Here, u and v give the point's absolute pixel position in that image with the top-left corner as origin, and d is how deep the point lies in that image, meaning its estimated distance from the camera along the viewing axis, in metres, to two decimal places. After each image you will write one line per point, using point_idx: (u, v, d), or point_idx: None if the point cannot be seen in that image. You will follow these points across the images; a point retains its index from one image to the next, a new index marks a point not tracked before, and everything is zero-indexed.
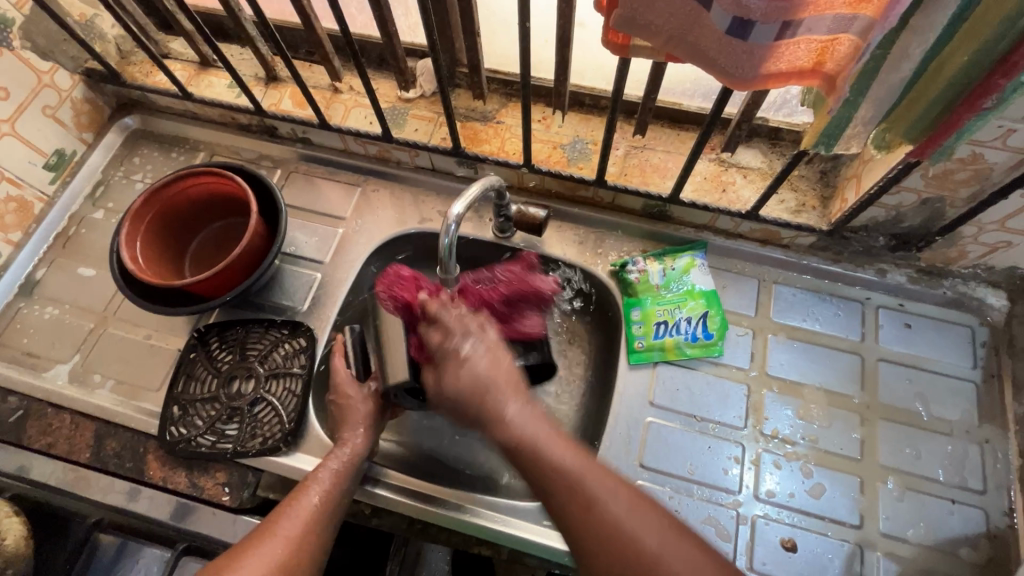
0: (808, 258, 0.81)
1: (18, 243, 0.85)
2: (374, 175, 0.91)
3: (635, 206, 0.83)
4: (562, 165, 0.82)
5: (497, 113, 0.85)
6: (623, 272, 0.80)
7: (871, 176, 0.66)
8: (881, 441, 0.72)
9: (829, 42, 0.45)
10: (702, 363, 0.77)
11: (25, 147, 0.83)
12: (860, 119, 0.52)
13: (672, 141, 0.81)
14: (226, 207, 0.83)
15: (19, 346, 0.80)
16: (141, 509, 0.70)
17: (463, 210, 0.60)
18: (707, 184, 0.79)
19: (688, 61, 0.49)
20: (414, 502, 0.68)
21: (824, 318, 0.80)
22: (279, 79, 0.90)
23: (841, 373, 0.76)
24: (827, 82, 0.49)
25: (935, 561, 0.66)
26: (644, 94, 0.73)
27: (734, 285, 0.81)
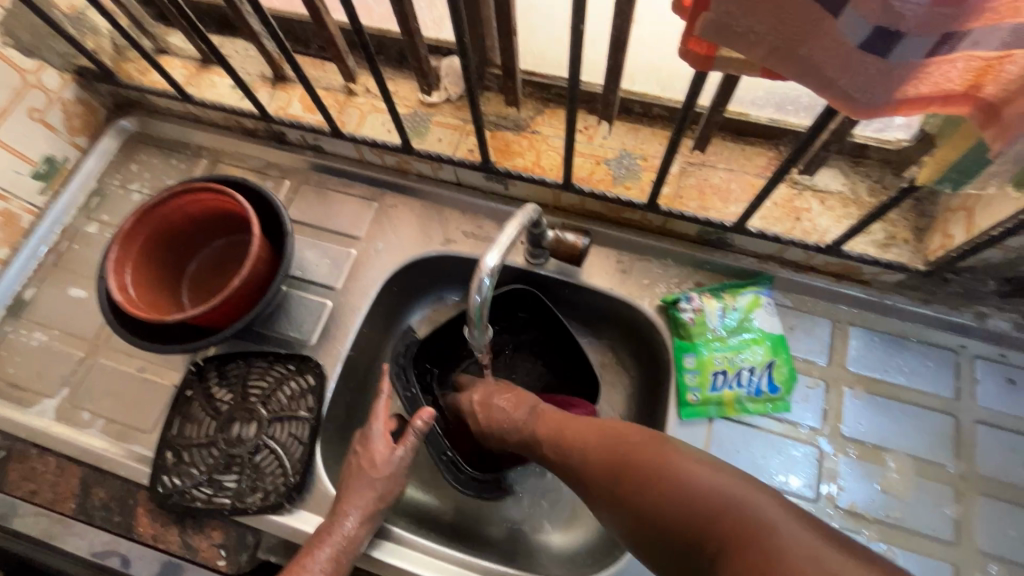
0: (892, 298, 0.70)
1: (5, 260, 0.78)
2: (391, 188, 0.82)
3: (689, 233, 0.72)
4: (606, 185, 0.71)
5: (531, 121, 0.75)
6: (675, 310, 0.69)
7: (991, 212, 0.55)
8: (980, 522, 0.61)
9: (996, 61, 0.34)
10: (766, 420, 0.67)
11: (9, 155, 0.75)
12: (1010, 154, 0.41)
13: (736, 157, 0.70)
14: (228, 225, 0.75)
15: (4, 375, 0.74)
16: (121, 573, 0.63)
17: (498, 259, 0.51)
18: (777, 210, 0.67)
19: (793, 81, 0.38)
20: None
21: (910, 370, 0.68)
22: (288, 78, 0.81)
23: (929, 439, 0.65)
24: (984, 112, 0.37)
25: None
26: (709, 106, 0.62)
27: (805, 326, 0.70)
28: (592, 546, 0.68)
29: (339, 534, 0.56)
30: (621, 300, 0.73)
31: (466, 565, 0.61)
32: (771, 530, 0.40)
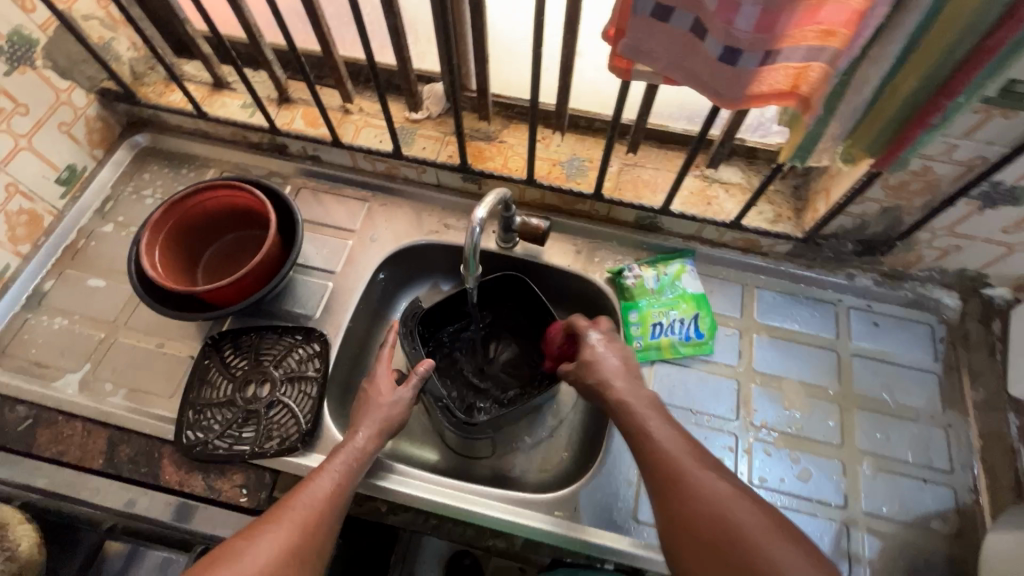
0: (784, 265, 0.89)
1: (27, 255, 0.86)
2: (381, 190, 0.96)
3: (628, 218, 0.90)
4: (561, 181, 0.88)
5: (499, 133, 0.92)
6: (620, 277, 0.86)
7: (839, 188, 0.75)
8: (858, 427, 0.79)
9: (803, 69, 0.53)
10: (695, 361, 0.83)
11: (39, 161, 0.85)
12: (830, 135, 0.61)
13: (660, 159, 0.89)
14: (242, 219, 0.86)
15: (26, 356, 0.81)
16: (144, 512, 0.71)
17: (485, 215, 0.67)
18: (693, 198, 0.87)
19: (684, 84, 0.57)
20: (431, 497, 0.71)
21: (802, 319, 0.87)
22: (291, 100, 0.95)
23: (818, 369, 0.83)
24: (802, 102, 0.57)
25: (912, 536, 0.72)
26: (636, 116, 0.81)
27: (721, 289, 0.89)
28: (563, 476, 0.82)
29: (354, 445, 0.66)
30: (578, 274, 0.89)
31: (460, 486, 0.72)
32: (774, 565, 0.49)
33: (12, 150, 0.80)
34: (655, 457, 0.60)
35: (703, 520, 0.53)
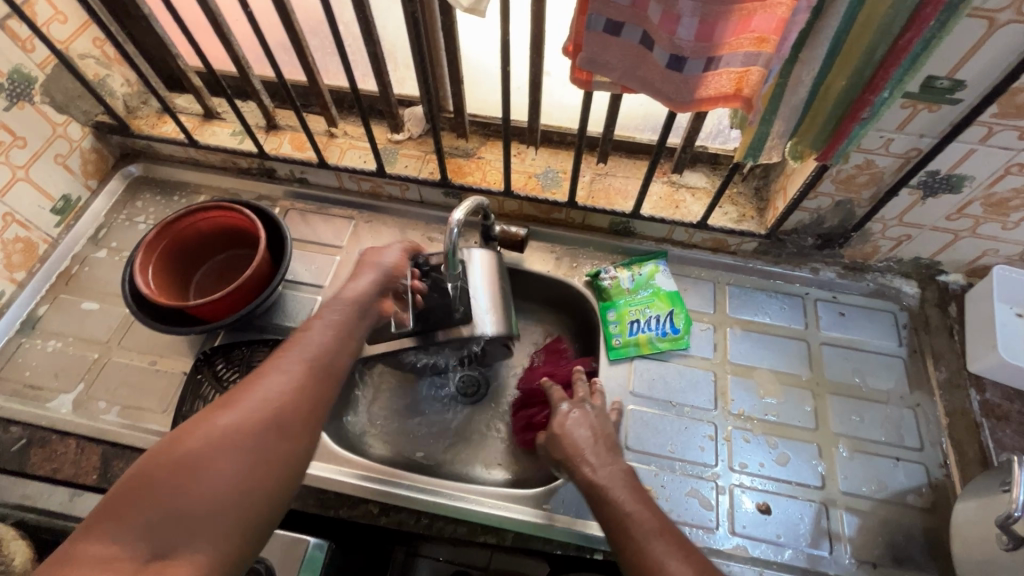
0: (752, 262, 0.94)
1: (21, 282, 0.89)
2: (366, 208, 1.01)
3: (603, 224, 0.95)
4: (537, 191, 0.93)
5: (477, 150, 0.98)
6: (597, 280, 0.91)
7: (794, 185, 0.81)
8: (831, 411, 0.82)
9: (744, 73, 0.59)
10: (673, 355, 0.87)
11: (36, 192, 0.88)
12: (776, 133, 0.67)
13: (630, 168, 0.95)
14: (231, 239, 0.89)
15: (19, 379, 0.82)
16: None
17: (463, 216, 0.72)
18: (662, 202, 0.92)
19: (640, 91, 0.63)
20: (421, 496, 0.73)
21: (772, 312, 0.91)
22: (279, 126, 1.00)
23: (790, 358, 0.87)
24: (746, 104, 0.62)
25: (890, 512, 0.75)
26: (603, 128, 0.87)
27: (694, 287, 0.93)
28: None
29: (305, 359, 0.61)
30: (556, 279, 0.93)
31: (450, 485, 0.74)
32: None
33: (9, 181, 0.84)
34: (626, 548, 0.57)
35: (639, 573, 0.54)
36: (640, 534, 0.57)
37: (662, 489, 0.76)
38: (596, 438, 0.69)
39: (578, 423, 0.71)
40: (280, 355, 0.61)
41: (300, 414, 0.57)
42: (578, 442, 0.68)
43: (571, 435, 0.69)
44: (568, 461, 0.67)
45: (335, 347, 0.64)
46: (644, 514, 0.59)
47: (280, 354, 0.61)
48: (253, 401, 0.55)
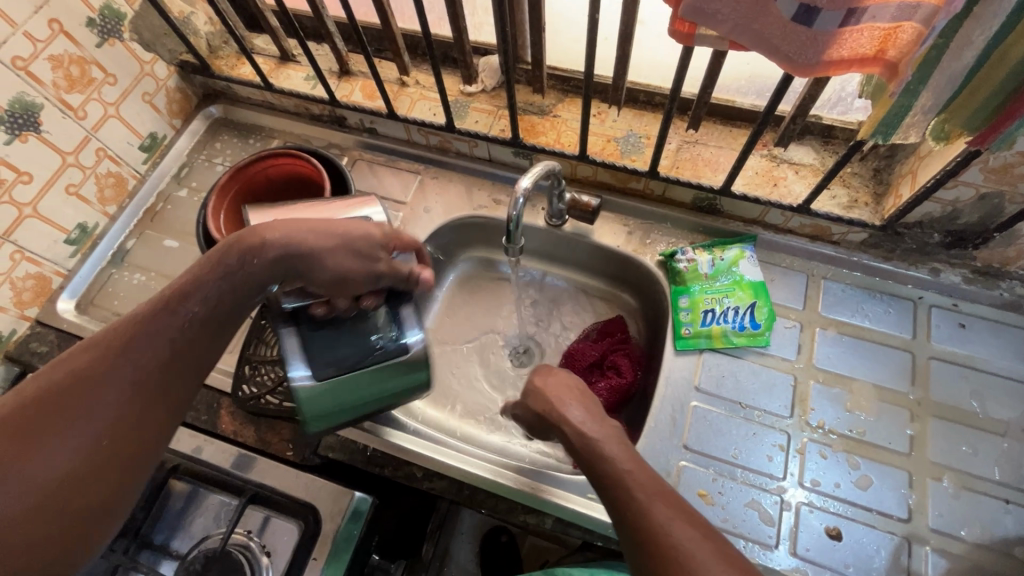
0: (859, 256, 0.82)
1: (113, 215, 0.94)
2: (433, 164, 0.97)
3: (686, 199, 0.85)
4: (615, 157, 0.85)
5: (553, 107, 0.90)
6: (672, 261, 0.82)
7: (928, 170, 0.67)
8: (932, 437, 0.72)
9: (892, 30, 0.47)
10: (748, 352, 0.78)
11: (125, 128, 0.92)
12: (920, 107, 0.54)
13: (724, 137, 0.84)
14: (298, 187, 0.89)
15: (110, 307, 0.89)
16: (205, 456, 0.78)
17: (530, 185, 0.67)
18: (759, 178, 0.81)
19: (752, 49, 0.52)
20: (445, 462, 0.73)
21: (874, 315, 0.80)
22: (351, 72, 0.97)
23: (889, 371, 0.76)
24: (889, 70, 0.50)
25: (989, 560, 0.65)
26: (700, 89, 0.76)
27: (783, 278, 0.83)
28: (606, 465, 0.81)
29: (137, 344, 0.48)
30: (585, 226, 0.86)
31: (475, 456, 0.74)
32: None
33: (101, 117, 0.87)
34: (622, 501, 0.49)
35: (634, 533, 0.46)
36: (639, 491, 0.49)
37: (718, 496, 0.70)
38: (576, 388, 0.64)
39: (571, 371, 0.65)
40: (105, 351, 0.47)
41: (121, 442, 0.46)
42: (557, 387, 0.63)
43: (552, 381, 0.64)
44: (552, 413, 0.61)
45: (180, 338, 0.50)
46: (645, 472, 0.51)
47: (93, 345, 0.47)
48: (44, 428, 0.43)
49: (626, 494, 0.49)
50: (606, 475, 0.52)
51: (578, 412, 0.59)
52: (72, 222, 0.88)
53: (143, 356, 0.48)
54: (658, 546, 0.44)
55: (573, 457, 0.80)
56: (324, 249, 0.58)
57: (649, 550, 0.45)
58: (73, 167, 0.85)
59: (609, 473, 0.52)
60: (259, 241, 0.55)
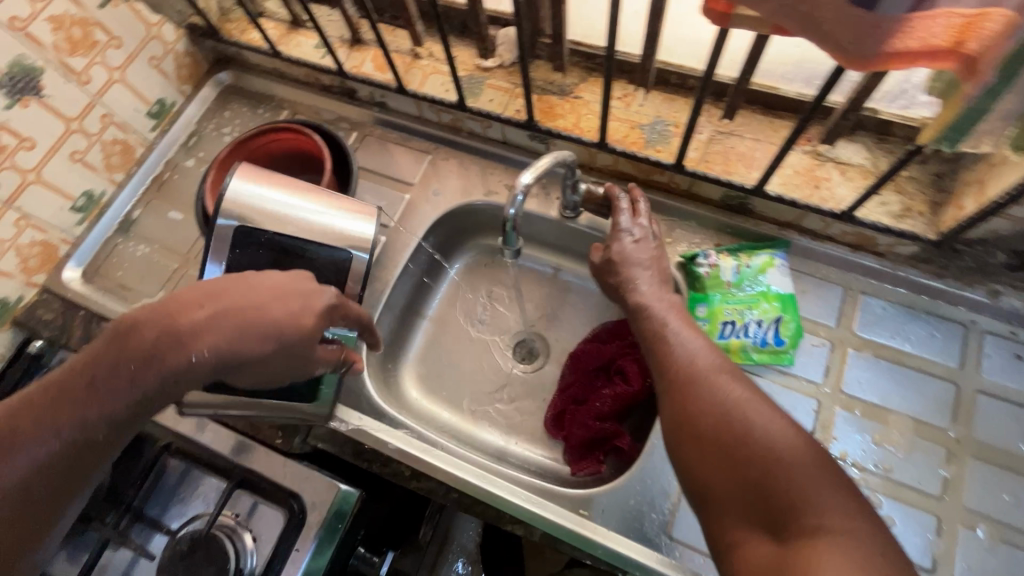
0: (906, 271, 0.73)
1: (120, 183, 0.93)
2: (444, 143, 0.91)
3: (714, 196, 0.78)
4: (638, 147, 0.77)
5: (575, 87, 0.82)
6: (692, 264, 0.75)
7: (999, 181, 0.58)
8: (969, 481, 0.64)
9: (975, 17, 0.39)
10: (769, 370, 0.72)
11: (131, 94, 0.89)
12: (999, 111, 0.46)
13: (763, 129, 0.75)
14: (301, 163, 0.85)
15: (114, 277, 0.89)
16: (195, 435, 0.77)
17: (531, 180, 0.62)
18: (798, 178, 0.73)
19: (798, 35, 0.44)
20: (433, 463, 0.70)
21: (916, 338, 0.71)
22: (363, 41, 0.91)
23: (927, 403, 0.68)
24: (966, 65, 0.42)
25: None
26: (738, 75, 0.67)
27: (816, 290, 0.75)
28: (604, 476, 0.77)
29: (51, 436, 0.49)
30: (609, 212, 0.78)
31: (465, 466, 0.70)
32: (775, 455, 0.49)
33: (105, 83, 0.84)
34: (681, 386, 0.58)
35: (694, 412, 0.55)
36: (762, 416, 0.52)
37: None
38: (680, 316, 0.66)
39: (641, 251, 0.72)
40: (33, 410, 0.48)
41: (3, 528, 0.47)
42: (660, 317, 0.66)
43: (655, 308, 0.67)
44: (620, 286, 0.71)
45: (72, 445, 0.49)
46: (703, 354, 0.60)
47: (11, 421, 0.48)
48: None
49: (681, 370, 0.59)
50: (692, 395, 0.56)
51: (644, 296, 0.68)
52: (78, 189, 0.87)
53: (100, 409, 0.50)
54: (725, 416, 0.53)
55: (570, 462, 0.79)
56: (262, 355, 0.55)
57: (738, 461, 0.50)
58: (78, 134, 0.83)
59: (698, 394, 0.56)
60: (186, 352, 0.52)
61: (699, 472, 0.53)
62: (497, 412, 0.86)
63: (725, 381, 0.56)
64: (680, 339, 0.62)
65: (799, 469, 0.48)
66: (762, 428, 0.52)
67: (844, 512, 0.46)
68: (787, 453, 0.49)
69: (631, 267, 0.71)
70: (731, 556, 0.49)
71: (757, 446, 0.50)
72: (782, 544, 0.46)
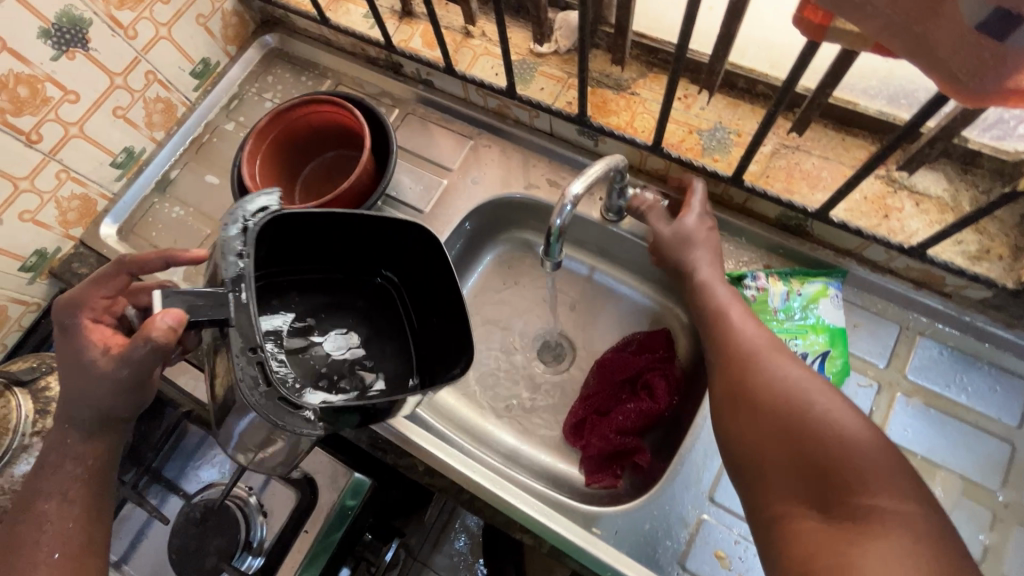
0: (972, 317, 0.67)
1: (160, 141, 0.92)
2: (488, 129, 0.87)
3: (770, 214, 0.73)
4: (694, 153, 0.73)
5: (633, 83, 0.77)
6: (738, 285, 0.71)
7: None
8: (1013, 550, 0.60)
9: None
10: None
11: (177, 52, 0.88)
12: None
13: (833, 146, 0.69)
14: (341, 137, 0.83)
15: (148, 237, 0.89)
16: None
17: (581, 190, 0.59)
18: (867, 204, 0.67)
19: (905, 58, 0.40)
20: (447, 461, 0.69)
21: (974, 390, 0.66)
22: (414, 14, 0.87)
23: (977, 460, 0.64)
24: None
25: None
26: (816, 86, 0.61)
27: (869, 326, 0.70)
28: (620, 492, 0.75)
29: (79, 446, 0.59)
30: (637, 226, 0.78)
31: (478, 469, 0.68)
32: (832, 436, 0.48)
33: (151, 38, 0.83)
34: (737, 361, 0.57)
35: (748, 387, 0.54)
36: (824, 397, 0.51)
37: (739, 561, 0.63)
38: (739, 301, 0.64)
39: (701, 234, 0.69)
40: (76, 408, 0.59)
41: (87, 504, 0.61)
42: (722, 297, 0.63)
43: (717, 290, 0.65)
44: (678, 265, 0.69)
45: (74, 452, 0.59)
46: (762, 336, 0.59)
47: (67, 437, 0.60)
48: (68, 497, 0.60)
49: (739, 346, 0.58)
50: (748, 373, 0.55)
51: (705, 277, 0.66)
52: (118, 145, 0.86)
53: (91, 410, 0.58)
54: (779, 393, 0.52)
55: (586, 473, 0.77)
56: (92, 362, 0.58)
57: (791, 437, 0.49)
58: (121, 89, 0.82)
59: (757, 373, 0.55)
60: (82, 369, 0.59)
61: (747, 445, 0.52)
62: (516, 411, 0.84)
63: (784, 363, 0.55)
64: (739, 319, 0.61)
65: (857, 449, 0.47)
66: (820, 409, 0.50)
67: (904, 498, 0.44)
68: (845, 433, 0.48)
69: (688, 262, 0.69)
70: (773, 529, 0.48)
71: (813, 427, 0.49)
72: (829, 524, 0.45)
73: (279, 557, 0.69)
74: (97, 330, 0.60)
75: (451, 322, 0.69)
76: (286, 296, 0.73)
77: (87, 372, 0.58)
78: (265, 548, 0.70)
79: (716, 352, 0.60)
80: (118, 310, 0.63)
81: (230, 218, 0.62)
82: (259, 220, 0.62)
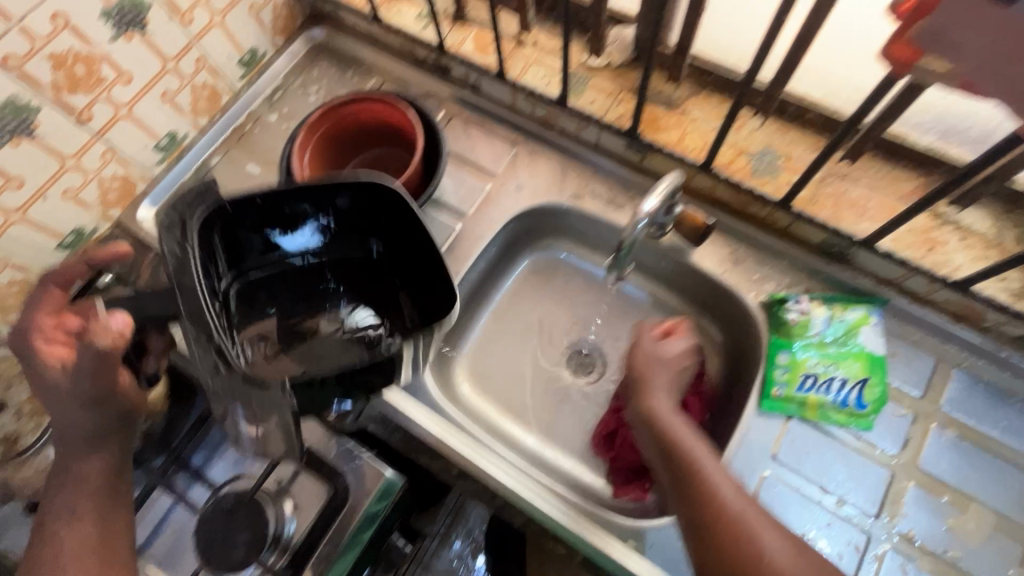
0: (1008, 353, 0.69)
1: (203, 128, 0.92)
2: (532, 137, 0.88)
3: (813, 239, 0.73)
4: (743, 175, 0.74)
5: (684, 102, 0.78)
6: (780, 308, 0.72)
7: None
8: None
9: None
10: (844, 432, 0.68)
11: (228, 41, 0.88)
12: None
13: (880, 177, 0.71)
14: (387, 135, 0.83)
15: None
16: None
17: (654, 206, 0.63)
18: (912, 236, 0.68)
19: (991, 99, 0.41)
20: (486, 467, 0.69)
21: (1007, 426, 0.67)
22: (466, 19, 0.88)
23: (1008, 494, 0.65)
24: None
25: None
26: (874, 118, 0.63)
27: (906, 356, 0.71)
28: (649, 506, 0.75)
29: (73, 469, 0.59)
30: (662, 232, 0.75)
31: (520, 478, 0.68)
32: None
33: (205, 26, 0.83)
34: (694, 485, 0.57)
35: (710, 542, 0.53)
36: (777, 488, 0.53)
37: None
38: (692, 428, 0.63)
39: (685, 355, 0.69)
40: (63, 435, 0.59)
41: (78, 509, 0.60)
42: (676, 429, 0.62)
43: (670, 420, 0.63)
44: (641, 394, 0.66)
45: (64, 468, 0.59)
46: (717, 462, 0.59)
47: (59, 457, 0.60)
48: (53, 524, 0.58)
49: (696, 473, 0.57)
50: (701, 490, 0.56)
51: (671, 424, 0.62)
52: (163, 129, 0.86)
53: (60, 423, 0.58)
54: (743, 543, 0.52)
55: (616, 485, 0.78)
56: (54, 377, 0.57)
57: None
58: (171, 74, 0.82)
59: (719, 504, 0.55)
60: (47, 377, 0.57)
61: None
62: (546, 418, 0.84)
63: (728, 483, 0.56)
64: (695, 443, 0.60)
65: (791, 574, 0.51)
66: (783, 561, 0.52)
67: None
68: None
69: None
70: None
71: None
72: None
73: (307, 554, 0.69)
74: (53, 352, 0.57)
75: (424, 255, 0.71)
76: (267, 292, 0.76)
77: (53, 393, 0.57)
78: (292, 544, 0.70)
79: (674, 478, 0.59)
80: (67, 325, 0.58)
81: (168, 215, 0.63)
82: (198, 211, 0.64)
